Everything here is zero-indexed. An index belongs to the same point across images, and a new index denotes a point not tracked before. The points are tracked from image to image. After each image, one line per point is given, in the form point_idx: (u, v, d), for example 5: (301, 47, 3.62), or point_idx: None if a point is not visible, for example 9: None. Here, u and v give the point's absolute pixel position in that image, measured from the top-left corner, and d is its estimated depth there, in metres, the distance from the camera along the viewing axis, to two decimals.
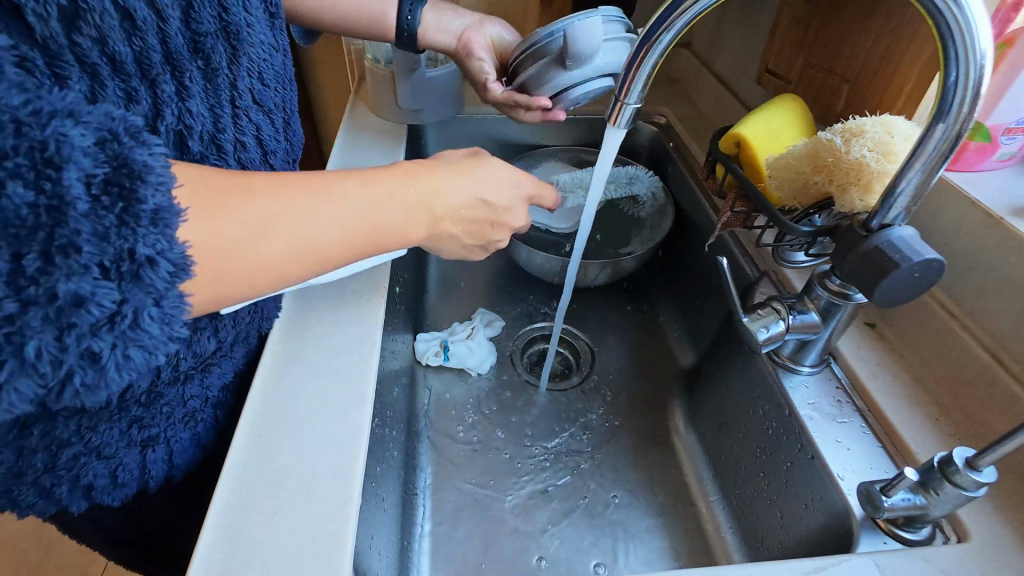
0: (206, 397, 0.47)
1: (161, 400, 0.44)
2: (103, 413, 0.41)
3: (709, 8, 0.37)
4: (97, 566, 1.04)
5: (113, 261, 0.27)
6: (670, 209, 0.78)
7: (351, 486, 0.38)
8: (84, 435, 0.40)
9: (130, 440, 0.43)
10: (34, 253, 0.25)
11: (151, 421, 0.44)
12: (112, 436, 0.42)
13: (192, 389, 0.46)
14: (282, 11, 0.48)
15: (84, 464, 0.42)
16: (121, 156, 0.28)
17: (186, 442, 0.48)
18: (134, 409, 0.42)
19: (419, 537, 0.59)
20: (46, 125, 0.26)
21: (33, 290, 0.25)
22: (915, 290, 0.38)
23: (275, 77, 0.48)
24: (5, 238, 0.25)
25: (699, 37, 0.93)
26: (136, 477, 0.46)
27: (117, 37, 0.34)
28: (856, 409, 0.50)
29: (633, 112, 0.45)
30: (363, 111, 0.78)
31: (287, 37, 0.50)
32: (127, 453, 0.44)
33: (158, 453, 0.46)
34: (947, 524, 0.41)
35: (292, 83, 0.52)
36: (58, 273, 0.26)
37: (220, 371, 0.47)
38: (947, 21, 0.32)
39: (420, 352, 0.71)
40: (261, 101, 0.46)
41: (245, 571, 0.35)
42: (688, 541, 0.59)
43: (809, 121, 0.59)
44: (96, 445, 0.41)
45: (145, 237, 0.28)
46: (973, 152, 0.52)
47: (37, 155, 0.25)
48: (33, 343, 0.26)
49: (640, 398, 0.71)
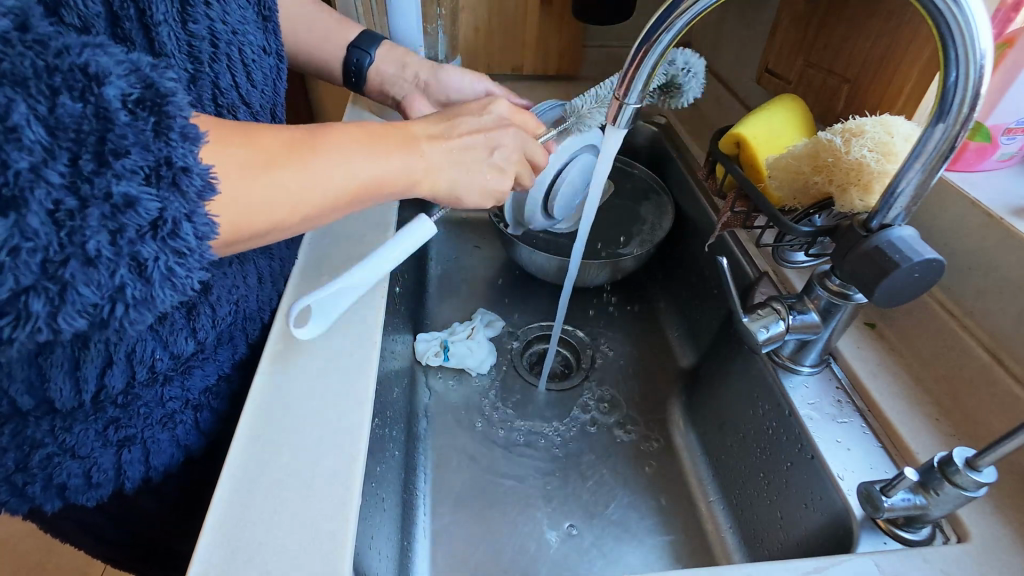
0: (185, 399, 0.47)
1: (138, 402, 0.44)
2: (78, 414, 0.41)
3: (709, 8, 0.37)
4: (96, 567, 1.03)
5: (153, 169, 0.28)
6: (670, 209, 0.78)
7: (350, 487, 0.38)
8: (59, 435, 0.41)
9: (105, 441, 0.44)
10: (88, 156, 0.26)
11: (128, 422, 0.44)
12: (87, 437, 0.42)
13: (171, 391, 0.46)
14: (276, 13, 0.46)
15: (58, 463, 0.42)
16: (149, 79, 0.28)
17: (165, 444, 0.47)
18: (110, 410, 0.42)
19: (419, 538, 0.59)
20: (82, 50, 0.26)
21: (89, 190, 0.26)
22: (916, 290, 0.38)
23: (265, 78, 0.47)
24: (67, 142, 0.26)
25: (699, 37, 0.93)
26: (112, 477, 0.46)
27: (100, 27, 0.34)
28: (856, 409, 0.50)
29: (633, 112, 0.45)
30: (362, 110, 0.77)
31: (280, 40, 0.48)
32: (103, 453, 0.44)
33: (133, 454, 0.46)
34: (947, 524, 0.41)
35: (283, 83, 0.50)
36: (110, 173, 0.27)
37: (202, 372, 0.48)
38: (947, 21, 0.32)
39: (420, 353, 0.71)
40: (249, 101, 0.45)
41: (245, 570, 0.35)
42: (688, 541, 0.59)
43: (808, 121, 0.59)
44: (71, 444, 0.42)
45: (177, 149, 0.28)
46: (973, 152, 0.52)
47: (79, 72, 0.26)
48: (93, 241, 0.27)
49: (639, 399, 0.71)
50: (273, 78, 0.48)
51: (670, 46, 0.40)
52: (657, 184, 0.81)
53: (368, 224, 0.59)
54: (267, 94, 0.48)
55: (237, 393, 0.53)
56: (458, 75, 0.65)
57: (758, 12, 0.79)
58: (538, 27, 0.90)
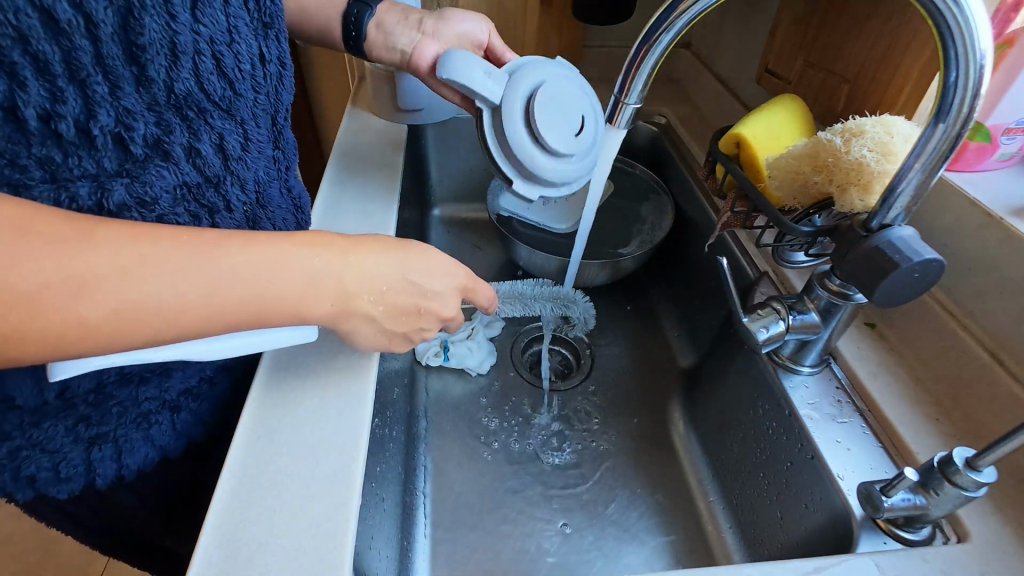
0: (162, 400, 0.47)
1: (111, 401, 0.44)
2: (48, 409, 0.42)
3: (709, 8, 0.37)
4: (97, 566, 1.04)
5: None
6: (670, 209, 0.78)
7: (350, 487, 0.38)
8: (27, 430, 0.41)
9: (77, 437, 0.43)
10: None
11: (99, 421, 0.44)
12: (57, 432, 0.42)
13: (148, 391, 0.46)
14: (281, 19, 0.44)
15: (26, 456, 0.42)
16: None
17: (138, 442, 0.47)
18: (81, 407, 0.43)
19: (419, 538, 0.59)
20: None
21: None
22: (915, 290, 0.38)
23: (254, 86, 0.44)
24: None
25: (699, 36, 0.93)
26: (82, 472, 0.45)
27: (39, 37, 0.32)
28: (856, 409, 0.50)
29: (633, 111, 0.45)
30: (363, 111, 0.77)
31: (282, 46, 0.46)
32: (73, 449, 0.44)
33: (104, 452, 0.45)
34: (947, 524, 0.41)
35: (284, 93, 0.48)
36: None
37: (182, 374, 0.48)
38: (947, 21, 0.32)
39: (420, 352, 0.71)
40: (231, 108, 0.43)
41: (244, 571, 0.35)
42: (688, 540, 0.59)
43: (809, 121, 0.59)
44: (39, 439, 0.42)
45: None
46: (973, 152, 0.52)
47: None
48: None
49: (640, 399, 0.71)
50: (270, 86, 0.46)
51: (672, 46, 0.40)
52: (657, 184, 0.81)
53: (368, 224, 0.59)
54: (260, 102, 0.46)
55: (228, 395, 0.54)
56: (463, 18, 0.62)
57: (758, 12, 0.79)
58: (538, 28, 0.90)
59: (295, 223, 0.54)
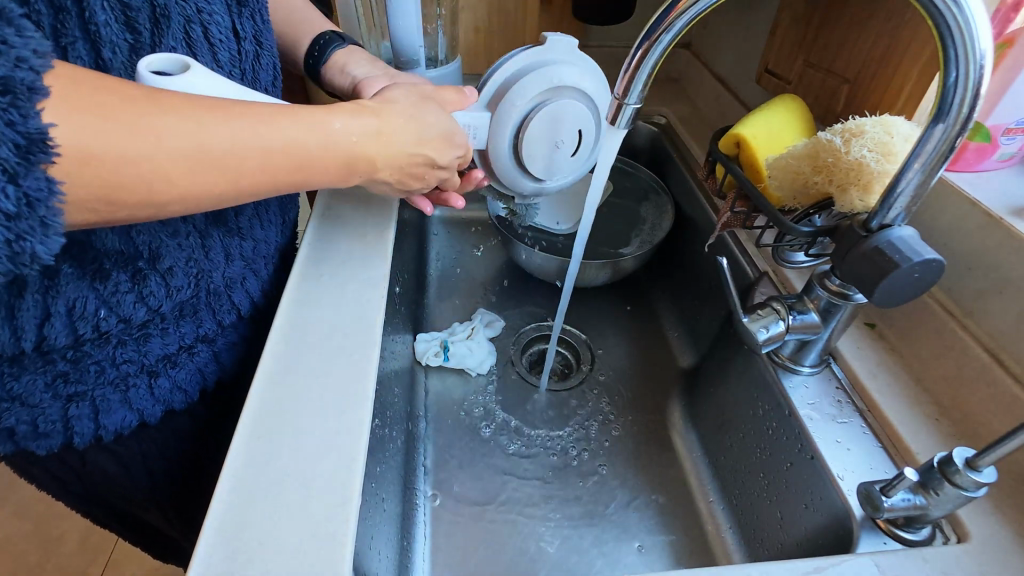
0: (142, 363, 0.47)
1: (88, 359, 0.44)
2: (26, 361, 0.42)
3: (709, 8, 0.37)
4: (97, 566, 1.04)
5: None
6: (670, 210, 0.78)
7: (350, 487, 0.38)
8: (8, 382, 0.42)
9: (55, 392, 0.44)
10: None
11: (77, 379, 0.44)
12: (35, 387, 0.43)
13: (125, 353, 0.45)
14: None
15: (7, 408, 0.43)
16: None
17: (115, 404, 0.47)
18: (59, 363, 0.43)
19: (419, 539, 0.59)
20: None
21: None
22: (916, 290, 0.38)
23: (234, 59, 0.45)
24: None
25: (699, 36, 0.93)
26: (60, 429, 0.46)
27: None
28: (856, 409, 0.50)
29: (633, 112, 0.44)
30: None
31: (262, 20, 0.47)
32: (51, 404, 0.44)
33: (82, 410, 0.46)
34: (947, 524, 0.42)
35: (268, 69, 0.49)
36: None
37: (161, 339, 0.47)
38: (946, 21, 0.32)
39: (420, 352, 0.71)
40: None
41: (245, 571, 0.35)
42: (688, 541, 0.59)
43: (809, 123, 0.59)
44: (18, 393, 0.43)
45: None
46: (973, 152, 0.52)
47: None
48: None
49: (641, 400, 0.71)
50: (249, 64, 0.47)
51: (671, 47, 0.40)
52: (657, 184, 0.81)
53: (368, 225, 0.59)
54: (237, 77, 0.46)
55: None
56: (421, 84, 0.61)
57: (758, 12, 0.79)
58: (539, 25, 0.91)
59: (279, 205, 0.56)
